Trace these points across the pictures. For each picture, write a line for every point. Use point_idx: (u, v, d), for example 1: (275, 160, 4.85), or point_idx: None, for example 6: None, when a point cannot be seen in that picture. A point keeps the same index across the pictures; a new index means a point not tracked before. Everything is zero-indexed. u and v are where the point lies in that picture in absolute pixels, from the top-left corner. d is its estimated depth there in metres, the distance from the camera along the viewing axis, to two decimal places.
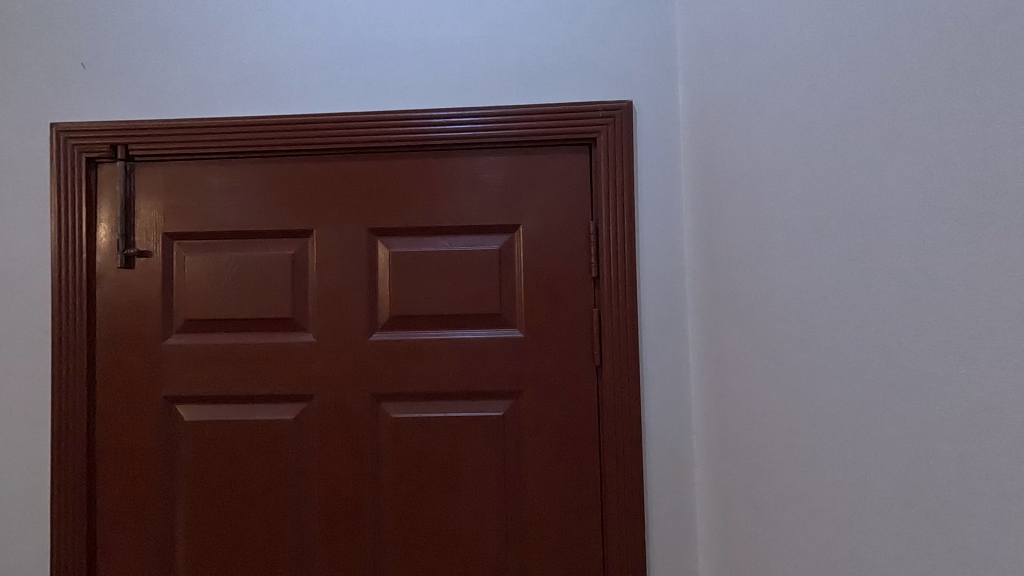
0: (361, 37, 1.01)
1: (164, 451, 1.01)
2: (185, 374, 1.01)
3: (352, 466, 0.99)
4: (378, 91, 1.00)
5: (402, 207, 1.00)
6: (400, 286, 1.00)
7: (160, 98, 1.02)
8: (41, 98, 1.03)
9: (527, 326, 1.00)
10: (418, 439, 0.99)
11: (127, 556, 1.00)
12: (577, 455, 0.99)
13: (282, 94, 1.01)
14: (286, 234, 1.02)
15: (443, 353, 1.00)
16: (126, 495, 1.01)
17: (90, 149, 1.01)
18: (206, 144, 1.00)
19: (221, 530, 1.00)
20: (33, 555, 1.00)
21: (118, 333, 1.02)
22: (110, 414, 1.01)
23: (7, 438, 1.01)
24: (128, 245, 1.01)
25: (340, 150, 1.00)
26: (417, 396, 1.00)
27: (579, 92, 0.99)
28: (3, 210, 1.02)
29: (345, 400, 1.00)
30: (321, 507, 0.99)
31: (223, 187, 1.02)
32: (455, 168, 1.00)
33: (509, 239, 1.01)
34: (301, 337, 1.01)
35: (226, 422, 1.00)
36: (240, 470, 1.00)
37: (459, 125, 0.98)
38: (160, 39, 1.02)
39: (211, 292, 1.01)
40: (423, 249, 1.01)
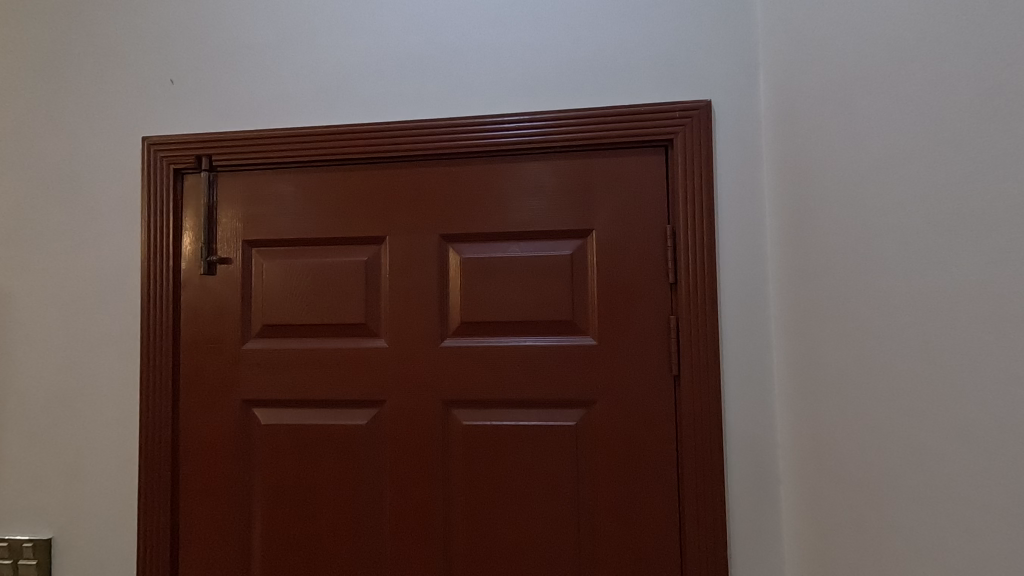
0: (433, 44, 1.01)
1: (242, 452, 1.03)
2: (262, 378, 1.03)
3: (424, 471, 0.99)
4: (450, 96, 1.00)
5: (473, 213, 1.00)
6: (471, 292, 1.00)
7: (242, 111, 1.05)
8: (132, 113, 1.09)
9: (601, 333, 0.97)
10: (489, 447, 0.98)
11: (206, 553, 1.03)
12: (653, 469, 0.95)
13: (356, 104, 1.02)
14: (359, 240, 1.03)
15: (514, 359, 0.98)
16: (206, 495, 1.03)
17: (178, 160, 1.06)
18: (284, 153, 1.03)
19: (296, 530, 1.01)
20: (122, 550, 1.04)
21: (201, 337, 1.05)
22: (193, 416, 1.05)
23: (100, 437, 1.06)
24: (211, 252, 1.05)
25: (412, 157, 1.01)
26: (487, 403, 0.99)
27: (653, 91, 0.96)
28: (98, 219, 1.08)
29: (417, 406, 1.00)
30: (392, 511, 0.99)
31: (300, 195, 1.04)
32: (527, 171, 0.99)
33: (581, 245, 0.99)
34: (373, 342, 1.02)
35: (300, 426, 1.02)
36: (314, 474, 1.01)
37: (530, 129, 0.97)
38: (242, 54, 1.06)
39: (287, 298, 1.04)
40: (492, 255, 1.00)
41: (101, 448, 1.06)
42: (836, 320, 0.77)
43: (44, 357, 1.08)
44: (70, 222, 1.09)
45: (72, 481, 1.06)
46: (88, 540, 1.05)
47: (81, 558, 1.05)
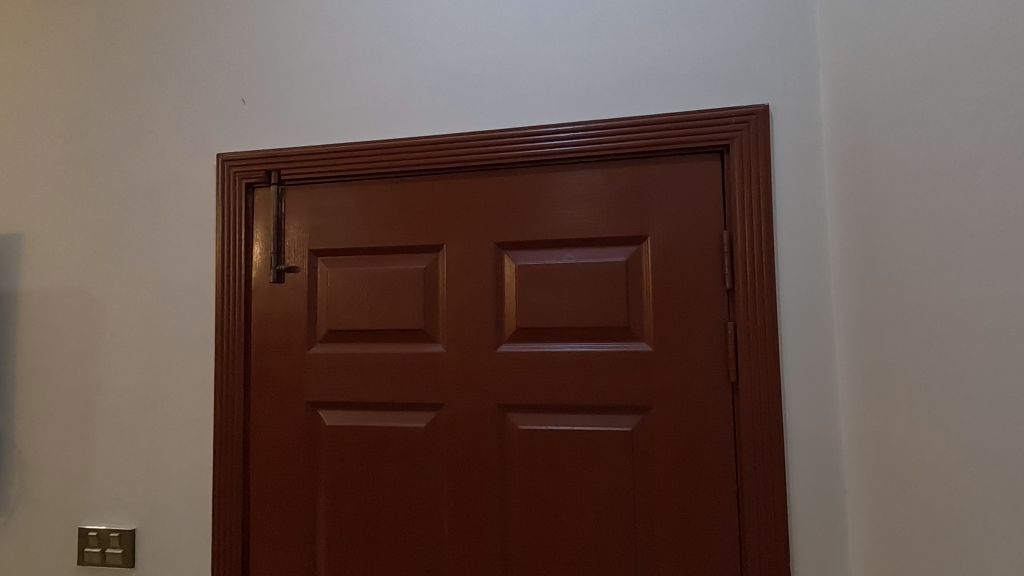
0: (489, 57, 1.05)
1: (307, 451, 1.08)
2: (327, 381, 1.08)
3: (482, 473, 1.01)
4: (505, 108, 1.03)
5: (527, 221, 1.02)
6: (526, 298, 1.02)
7: (307, 127, 1.11)
8: (207, 132, 1.16)
9: (656, 339, 0.97)
10: (544, 451, 1.00)
11: (276, 547, 1.08)
12: (710, 476, 0.94)
13: (415, 118, 1.07)
14: (418, 248, 1.07)
15: (569, 365, 1.00)
16: (274, 492, 1.09)
17: (249, 175, 1.12)
18: (347, 167, 1.08)
19: (359, 528, 1.05)
20: (198, 543, 1.11)
21: (270, 342, 1.11)
22: (262, 417, 1.10)
23: (179, 434, 1.13)
24: (279, 261, 1.11)
25: (469, 167, 1.04)
26: (543, 408, 1.01)
27: (708, 98, 0.97)
28: (177, 231, 1.16)
29: (475, 411, 1.02)
30: (451, 511, 1.02)
31: (362, 206, 1.08)
32: (581, 180, 1.00)
33: (636, 251, 0.99)
34: (431, 347, 1.05)
35: (362, 428, 1.06)
36: (376, 474, 1.05)
37: (585, 138, 0.99)
38: (307, 73, 1.12)
39: (350, 305, 1.08)
40: (547, 262, 1.02)
41: (179, 445, 1.13)
42: (904, 326, 0.75)
43: (129, 360, 1.16)
44: (152, 235, 1.17)
45: (154, 476, 1.14)
46: (168, 532, 1.12)
47: (161, 549, 1.12)
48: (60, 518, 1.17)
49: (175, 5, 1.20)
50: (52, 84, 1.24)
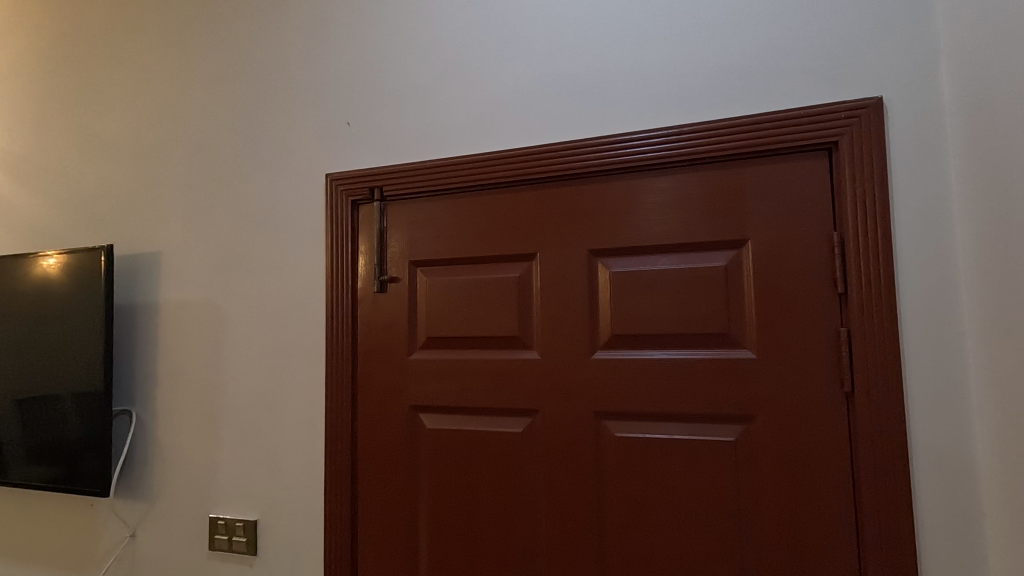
0: (579, 70, 1.07)
1: (409, 453, 1.14)
2: (427, 386, 1.13)
3: (578, 480, 1.02)
4: (598, 117, 1.05)
5: (620, 228, 1.02)
6: (621, 305, 1.02)
7: (407, 145, 1.18)
8: (317, 154, 1.26)
9: (760, 346, 0.94)
10: (642, 460, 0.98)
11: (381, 544, 1.14)
12: (823, 489, 0.89)
13: (508, 131, 1.11)
14: (512, 258, 1.10)
15: (667, 372, 0.98)
16: (379, 492, 1.15)
17: (354, 192, 1.20)
18: (444, 181, 1.13)
19: (459, 529, 1.09)
20: (312, 536, 1.19)
21: (374, 348, 1.18)
22: (368, 420, 1.17)
23: (294, 433, 1.23)
24: (382, 273, 1.18)
25: (561, 177, 1.06)
26: (641, 416, 1.00)
27: (812, 95, 0.93)
28: (292, 246, 1.26)
29: (571, 417, 1.03)
30: (549, 516, 1.03)
31: (458, 218, 1.13)
32: (676, 185, 0.99)
33: (736, 256, 0.96)
34: (526, 354, 1.08)
35: (461, 432, 1.10)
36: (475, 478, 1.08)
37: (680, 142, 0.98)
38: (407, 94, 1.19)
39: (447, 313, 1.13)
40: (641, 268, 1.01)
41: (295, 443, 1.22)
42: None
43: (250, 364, 1.28)
44: (269, 250, 1.28)
45: (272, 471, 1.24)
46: (285, 525, 1.22)
47: (280, 540, 1.22)
48: (194, 507, 1.30)
49: (287, 40, 1.31)
50: (185, 118, 1.40)
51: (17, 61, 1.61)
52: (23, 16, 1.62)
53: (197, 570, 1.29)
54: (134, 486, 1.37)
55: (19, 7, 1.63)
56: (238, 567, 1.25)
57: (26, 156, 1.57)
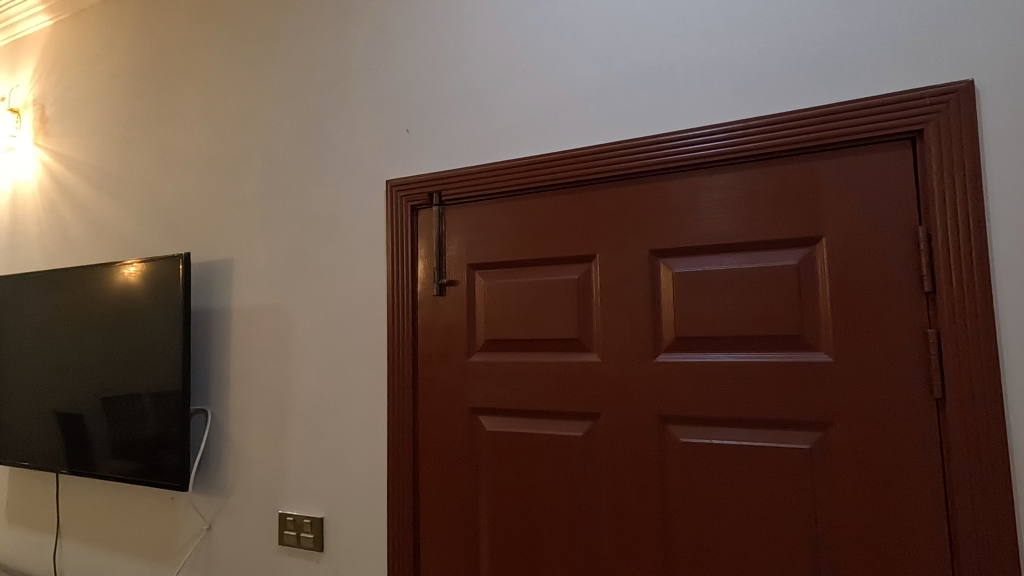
0: (637, 67, 1.05)
1: (470, 455, 1.14)
2: (487, 388, 1.13)
3: (643, 485, 0.99)
4: (659, 114, 1.03)
5: (683, 227, 0.99)
6: (685, 306, 0.99)
7: (466, 149, 1.19)
8: (378, 161, 1.29)
9: (838, 349, 0.89)
10: (710, 466, 0.95)
11: (443, 545, 1.15)
12: (910, 501, 0.84)
13: (566, 132, 1.10)
14: (571, 259, 1.09)
15: (736, 376, 0.94)
16: (440, 493, 1.16)
17: (414, 197, 1.23)
18: (502, 183, 1.13)
19: (520, 532, 1.08)
20: (376, 535, 1.22)
21: (434, 351, 1.19)
22: (428, 421, 1.19)
23: (358, 433, 1.26)
24: (441, 276, 1.19)
25: (621, 176, 1.04)
26: (708, 421, 0.96)
27: (893, 82, 0.88)
28: (355, 251, 1.30)
29: (634, 421, 1.01)
30: (612, 522, 1.01)
31: (516, 220, 1.13)
32: (743, 181, 0.95)
33: (809, 254, 0.92)
34: (587, 357, 1.06)
35: (521, 435, 1.09)
36: (536, 481, 1.08)
37: (746, 137, 0.94)
38: (464, 99, 1.20)
39: (506, 316, 1.13)
40: (706, 268, 0.98)
41: (359, 443, 1.26)
42: None
43: (316, 366, 1.32)
44: (333, 255, 1.32)
45: (337, 470, 1.27)
46: (350, 523, 1.25)
47: (345, 538, 1.25)
48: (265, 503, 1.36)
49: (347, 52, 1.35)
50: (253, 132, 1.47)
51: (103, 85, 1.74)
52: (108, 43, 1.74)
53: (268, 564, 1.34)
54: (210, 481, 1.44)
55: (105, 35, 1.76)
56: (306, 563, 1.30)
57: (112, 173, 1.69)
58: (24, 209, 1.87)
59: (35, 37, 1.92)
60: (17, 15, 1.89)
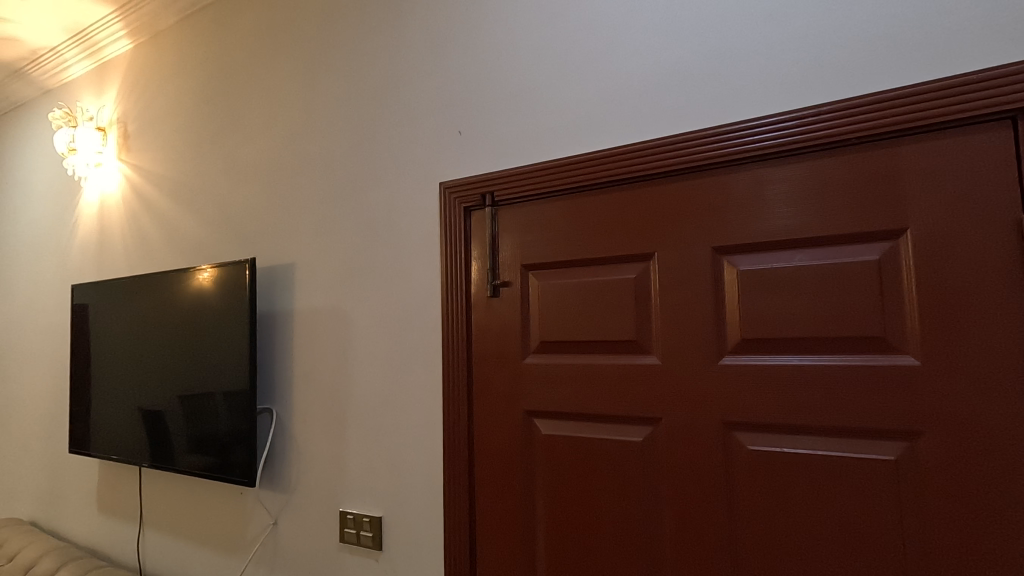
0: (697, 56, 1.00)
1: (525, 459, 1.13)
2: (542, 391, 1.11)
3: (707, 494, 0.95)
4: (720, 103, 0.98)
5: (749, 222, 0.94)
6: (751, 305, 0.94)
7: (518, 148, 1.18)
8: (431, 163, 1.30)
9: (927, 351, 0.81)
10: (780, 476, 0.90)
11: (500, 548, 1.14)
12: (1014, 520, 0.75)
13: (622, 127, 1.07)
14: (628, 258, 1.05)
15: (809, 380, 0.88)
16: (496, 496, 1.15)
17: (467, 198, 1.22)
18: (556, 181, 1.11)
19: (578, 538, 1.06)
20: (432, 536, 1.22)
21: (488, 353, 1.19)
22: (483, 424, 1.18)
23: (414, 434, 1.27)
24: (495, 277, 1.19)
25: (680, 171, 1.00)
26: (778, 428, 0.91)
27: (987, 56, 0.80)
28: (410, 253, 1.31)
29: (697, 427, 0.96)
30: (674, 532, 0.97)
31: (570, 219, 1.10)
32: (815, 171, 0.89)
33: (891, 248, 0.85)
34: (645, 360, 1.02)
35: (578, 438, 1.07)
36: (593, 486, 1.05)
37: (818, 123, 0.88)
38: (516, 97, 1.19)
39: (561, 317, 1.10)
40: (774, 265, 0.92)
41: (415, 444, 1.27)
42: None
43: (374, 366, 1.34)
44: (389, 257, 1.34)
45: (395, 470, 1.29)
46: (407, 523, 1.26)
47: (402, 538, 1.26)
48: (326, 501, 1.39)
49: (401, 58, 1.37)
50: (313, 141, 1.51)
51: (178, 101, 1.85)
52: (182, 62, 1.85)
53: (330, 560, 1.37)
54: (275, 478, 1.49)
55: (179, 54, 1.87)
56: (365, 560, 1.32)
57: (186, 184, 1.79)
58: (110, 220, 2.01)
59: (118, 59, 2.06)
60: (103, 39, 2.04)
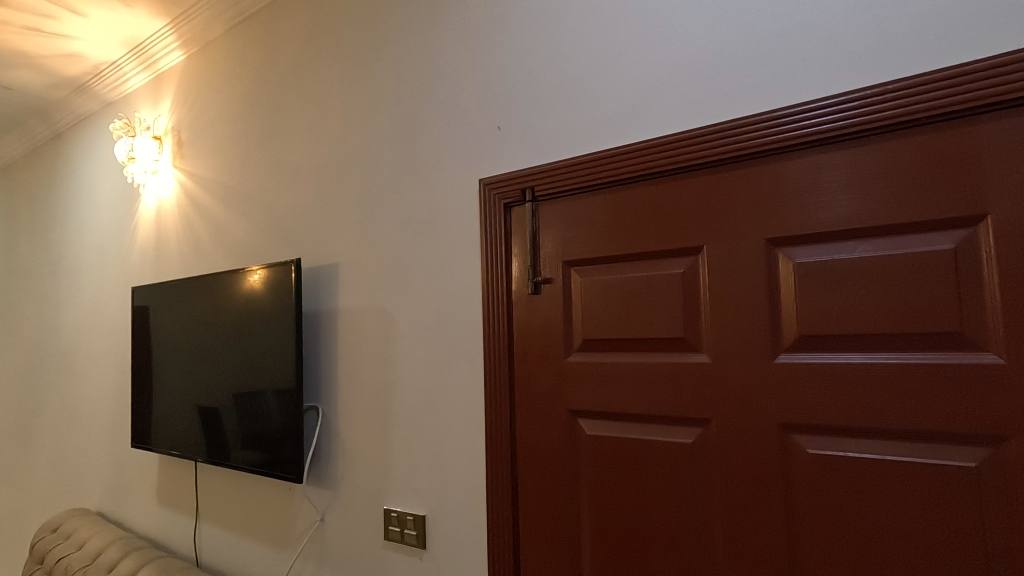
0: (748, 38, 0.95)
1: (570, 460, 1.10)
2: (587, 390, 1.08)
3: (763, 500, 0.90)
4: (774, 86, 0.92)
5: (807, 211, 0.88)
6: (811, 300, 0.88)
7: (560, 142, 1.15)
8: (472, 160, 1.29)
9: (1013, 348, 0.74)
10: (845, 482, 0.84)
11: (545, 550, 1.12)
12: None
13: (667, 115, 1.02)
14: (675, 252, 1.01)
15: (877, 379, 0.82)
16: (540, 497, 1.13)
17: (507, 194, 1.20)
18: (599, 174, 1.08)
19: (625, 543, 1.02)
20: (476, 536, 1.21)
21: (530, 351, 1.16)
22: (526, 424, 1.16)
23: (457, 433, 1.26)
24: (536, 274, 1.16)
25: (732, 159, 0.95)
26: (841, 431, 0.85)
27: None
28: (451, 251, 1.30)
29: (752, 429, 0.91)
30: (727, 539, 0.92)
31: (614, 213, 1.07)
32: (881, 155, 0.83)
33: (969, 236, 0.78)
34: (695, 358, 0.98)
35: (624, 440, 1.03)
36: (641, 489, 1.01)
37: (884, 104, 0.82)
38: (557, 89, 1.16)
39: (606, 314, 1.07)
40: (835, 257, 0.86)
41: (458, 443, 1.26)
42: None
43: (416, 365, 1.34)
44: (430, 256, 1.34)
45: (438, 469, 1.29)
46: (451, 522, 1.25)
47: (446, 537, 1.26)
48: (371, 498, 1.40)
49: (440, 56, 1.36)
50: (355, 142, 1.53)
51: (227, 109, 1.90)
52: (231, 70, 1.91)
53: (375, 558, 1.38)
54: (322, 474, 1.52)
55: (228, 63, 1.92)
56: (410, 559, 1.32)
57: (235, 188, 1.84)
58: (167, 225, 2.10)
59: (172, 70, 2.15)
60: (157, 52, 2.12)
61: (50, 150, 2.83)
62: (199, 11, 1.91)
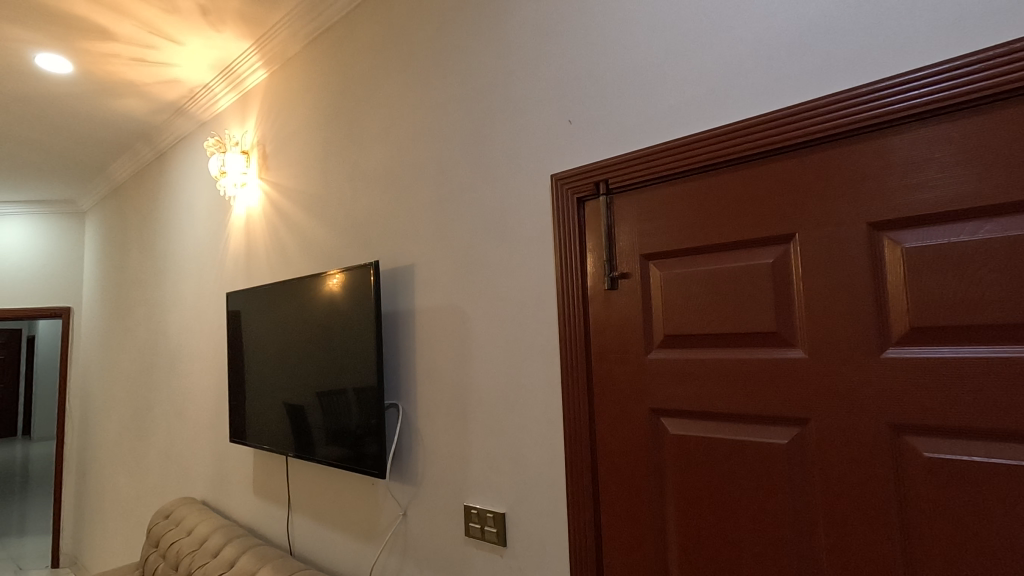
0: (843, 5, 0.87)
1: (653, 459, 1.06)
2: (669, 388, 1.04)
3: (871, 506, 0.83)
4: (872, 58, 0.85)
5: (916, 190, 0.80)
6: (922, 288, 0.80)
7: (634, 132, 1.12)
8: (544, 156, 1.28)
9: None
10: (968, 489, 0.76)
11: (629, 551, 1.09)
12: None
13: (750, 97, 0.97)
14: (763, 241, 0.95)
15: (1006, 375, 0.73)
16: (623, 497, 1.10)
17: (580, 189, 1.18)
18: (677, 163, 1.03)
19: (716, 547, 0.97)
20: (557, 535, 1.20)
21: (608, 348, 1.14)
22: (606, 422, 1.13)
23: (535, 430, 1.25)
24: (613, 269, 1.13)
25: (825, 138, 0.88)
26: (964, 433, 0.76)
27: None
28: (526, 249, 1.30)
29: (856, 430, 0.84)
30: (830, 546, 0.86)
31: (693, 202, 1.02)
32: (1006, 124, 0.74)
33: None
34: (788, 353, 0.91)
35: (712, 439, 0.99)
36: (732, 491, 0.96)
37: (1009, 64, 0.73)
38: (629, 78, 1.13)
39: (687, 309, 1.03)
40: (951, 241, 0.78)
41: (537, 441, 1.25)
42: None
43: (493, 363, 1.35)
44: (505, 254, 1.34)
45: (517, 466, 1.28)
46: (532, 521, 1.25)
47: (527, 535, 1.25)
48: (452, 494, 1.43)
49: (510, 53, 1.36)
50: (428, 145, 1.56)
51: (308, 121, 2.00)
52: (310, 84, 2.01)
53: (457, 553, 1.40)
54: (403, 470, 1.56)
55: (307, 78, 2.03)
56: (491, 556, 1.33)
57: (316, 197, 1.94)
58: (256, 234, 2.24)
59: (257, 87, 2.29)
60: (244, 72, 2.27)
61: (155, 170, 3.09)
62: (280, 30, 2.02)
